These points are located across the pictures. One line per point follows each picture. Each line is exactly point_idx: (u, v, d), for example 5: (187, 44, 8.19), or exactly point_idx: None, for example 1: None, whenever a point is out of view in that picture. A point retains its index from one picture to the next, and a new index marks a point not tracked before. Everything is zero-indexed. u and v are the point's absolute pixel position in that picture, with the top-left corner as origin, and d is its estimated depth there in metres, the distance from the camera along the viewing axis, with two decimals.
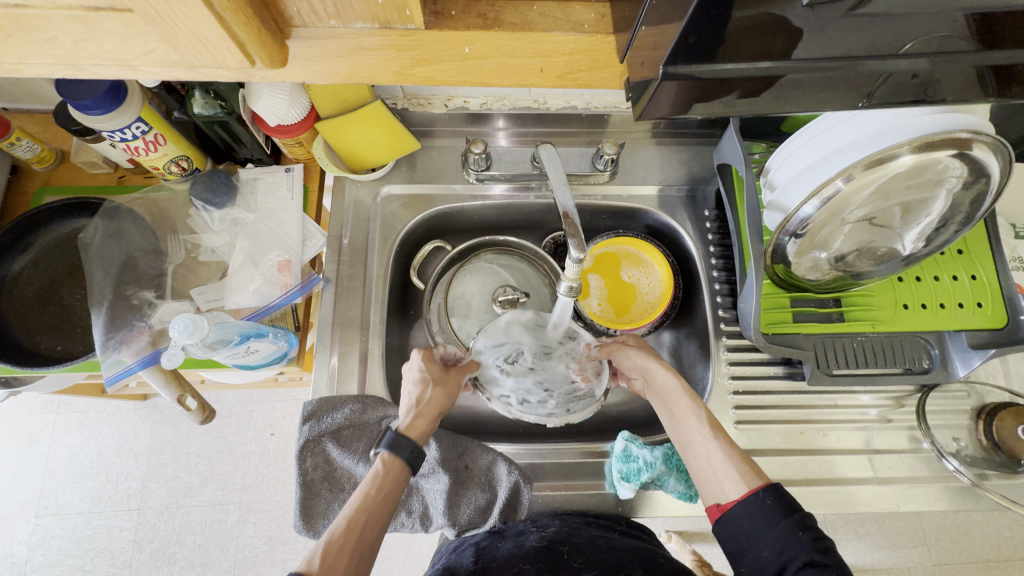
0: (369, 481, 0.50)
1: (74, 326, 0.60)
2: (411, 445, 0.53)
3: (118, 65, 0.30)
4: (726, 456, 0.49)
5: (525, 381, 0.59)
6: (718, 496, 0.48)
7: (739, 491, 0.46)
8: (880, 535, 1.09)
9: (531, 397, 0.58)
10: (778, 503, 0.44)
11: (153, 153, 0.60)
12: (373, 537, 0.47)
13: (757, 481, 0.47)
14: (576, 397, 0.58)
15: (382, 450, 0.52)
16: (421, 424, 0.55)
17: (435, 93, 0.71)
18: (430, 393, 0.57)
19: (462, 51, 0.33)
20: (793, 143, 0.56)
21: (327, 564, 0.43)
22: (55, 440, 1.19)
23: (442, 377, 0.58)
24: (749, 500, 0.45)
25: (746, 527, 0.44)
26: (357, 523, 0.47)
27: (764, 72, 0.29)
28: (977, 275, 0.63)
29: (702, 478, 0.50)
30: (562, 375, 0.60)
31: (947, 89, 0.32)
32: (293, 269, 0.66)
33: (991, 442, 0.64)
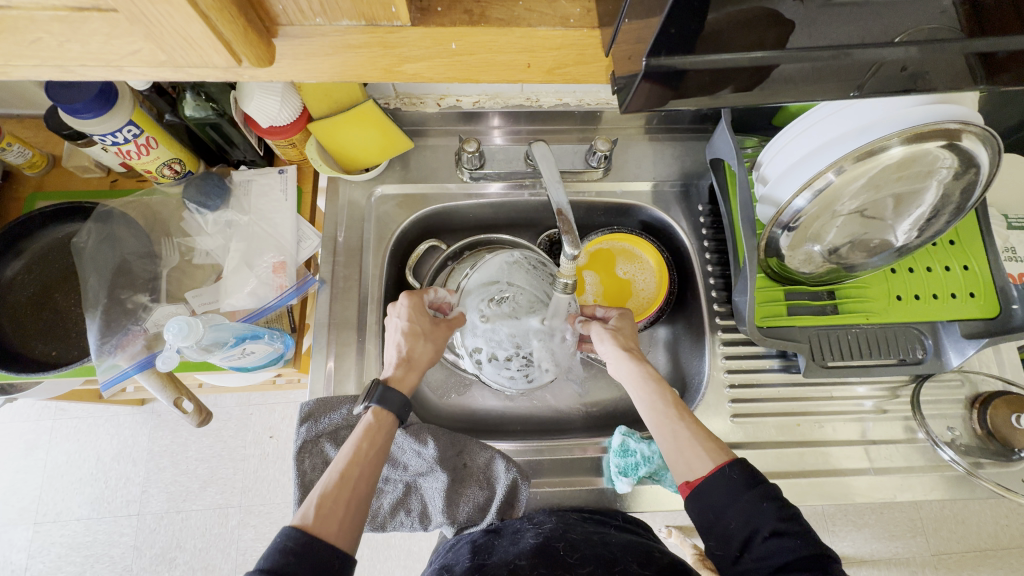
0: (360, 435, 0.51)
1: (69, 331, 0.60)
2: (401, 398, 0.55)
3: (105, 65, 0.30)
4: (693, 436, 0.50)
5: (498, 333, 0.58)
6: (687, 474, 0.48)
7: (707, 467, 0.48)
8: (879, 526, 1.09)
9: (499, 353, 0.59)
10: (742, 474, 0.46)
11: (145, 157, 0.60)
12: (367, 488, 0.48)
13: (723, 458, 0.48)
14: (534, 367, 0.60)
15: (374, 405, 0.53)
16: (413, 378, 0.57)
17: (427, 92, 0.71)
18: (419, 347, 0.58)
19: (450, 48, 0.33)
20: (785, 135, 0.56)
21: (322, 515, 0.44)
22: (53, 447, 1.19)
23: (431, 331, 0.59)
24: (715, 474, 0.46)
25: (714, 500, 0.45)
26: (351, 475, 0.48)
27: (755, 63, 0.29)
28: (969, 265, 0.64)
29: (671, 457, 0.50)
30: (538, 334, 0.59)
31: (935, 79, 0.32)
32: (288, 270, 0.66)
33: (985, 431, 0.64)
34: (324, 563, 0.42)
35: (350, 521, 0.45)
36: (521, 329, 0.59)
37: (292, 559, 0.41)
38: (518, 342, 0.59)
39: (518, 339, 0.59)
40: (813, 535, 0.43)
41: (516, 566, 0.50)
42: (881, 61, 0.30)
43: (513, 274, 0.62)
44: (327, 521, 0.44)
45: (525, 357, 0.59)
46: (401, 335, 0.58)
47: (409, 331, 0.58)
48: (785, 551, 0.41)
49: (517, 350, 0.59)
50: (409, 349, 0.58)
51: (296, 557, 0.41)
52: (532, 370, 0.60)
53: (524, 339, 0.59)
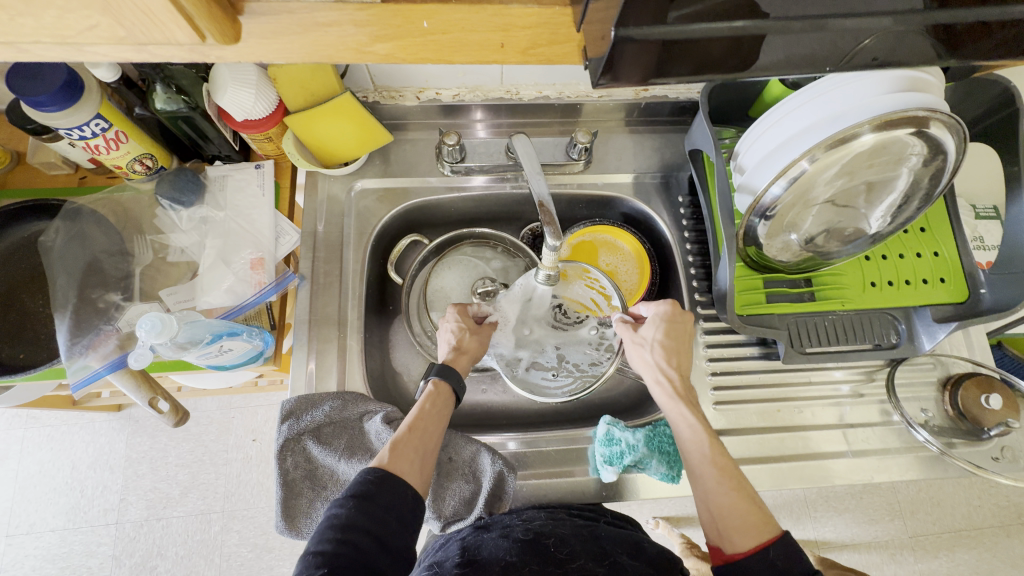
0: (423, 397, 0.55)
1: (37, 333, 0.58)
2: (458, 375, 0.57)
3: (61, 43, 0.29)
4: (733, 505, 0.48)
5: (542, 343, 0.62)
6: (723, 544, 0.47)
7: (748, 544, 0.46)
8: (859, 511, 1.12)
9: (540, 360, 0.62)
10: (788, 563, 0.44)
11: (115, 152, 0.58)
12: (434, 441, 0.52)
13: (769, 535, 0.46)
14: (564, 370, 0.61)
15: (433, 372, 0.56)
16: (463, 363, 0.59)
17: (406, 85, 0.70)
18: (468, 338, 0.61)
19: (421, 26, 0.33)
20: (760, 126, 0.57)
21: (396, 456, 0.49)
22: (24, 457, 1.15)
23: (477, 327, 0.62)
24: (759, 557, 0.44)
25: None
26: (420, 426, 0.52)
27: (738, 33, 0.29)
28: (939, 251, 0.66)
29: (709, 522, 0.49)
30: (581, 345, 0.62)
31: (904, 58, 0.32)
32: (267, 266, 0.65)
33: (957, 411, 0.66)
34: (402, 495, 0.46)
35: (420, 464, 0.50)
36: (565, 343, 0.62)
37: (374, 487, 0.45)
38: (560, 353, 0.62)
39: (560, 350, 0.62)
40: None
41: (507, 563, 0.49)
42: (853, 38, 0.30)
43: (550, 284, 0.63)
44: (401, 459, 0.49)
45: (566, 366, 0.61)
46: (451, 328, 0.61)
47: (458, 325, 0.61)
48: None
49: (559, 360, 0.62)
50: (459, 340, 0.61)
51: (376, 485, 0.45)
52: (575, 379, 0.61)
53: (567, 349, 0.62)
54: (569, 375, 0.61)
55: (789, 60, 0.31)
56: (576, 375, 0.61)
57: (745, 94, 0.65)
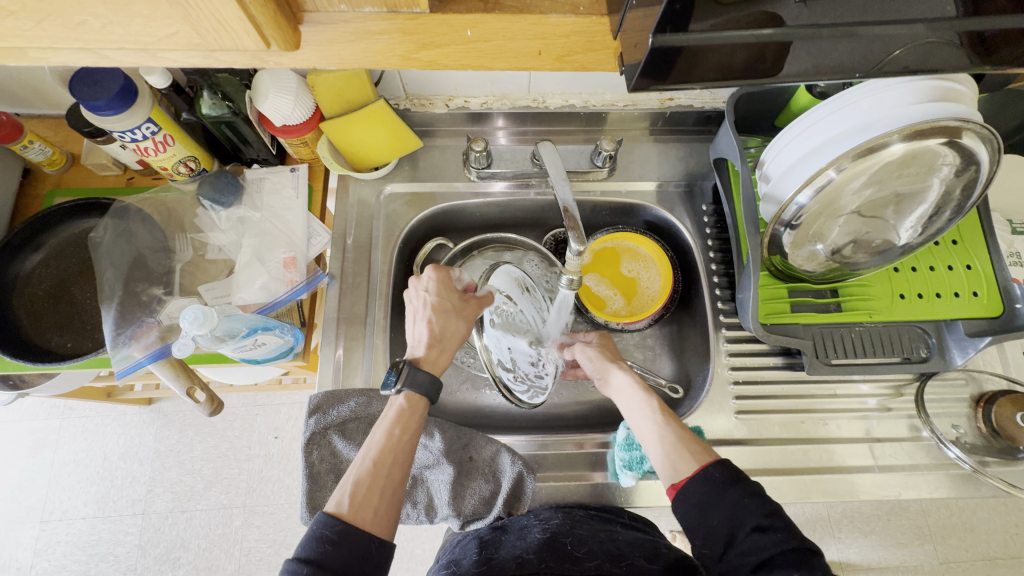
0: (393, 420, 0.53)
1: (84, 323, 0.61)
2: (428, 378, 0.56)
3: (140, 49, 0.31)
4: (677, 438, 0.51)
5: (501, 341, 0.58)
6: (673, 477, 0.49)
7: (690, 467, 0.48)
8: (885, 534, 1.09)
9: (502, 358, 0.57)
10: (725, 472, 0.46)
11: (162, 154, 0.61)
12: (400, 475, 0.51)
13: (706, 459, 0.49)
14: (520, 377, 0.58)
15: (405, 390, 0.54)
16: (445, 358, 0.59)
17: (436, 93, 0.72)
18: (451, 324, 0.59)
19: (464, 34, 0.35)
20: (786, 135, 0.57)
21: (356, 503, 0.47)
22: (60, 445, 1.20)
23: (461, 308, 0.60)
24: (699, 474, 0.46)
25: (698, 500, 0.46)
26: (384, 463, 0.50)
27: (765, 40, 0.29)
28: (972, 265, 0.65)
29: (659, 464, 0.51)
30: (527, 354, 0.61)
31: (944, 65, 0.32)
32: (299, 265, 0.67)
33: (990, 429, 0.64)
34: (365, 551, 0.44)
35: (385, 508, 0.48)
36: (516, 346, 0.60)
37: (330, 547, 0.43)
38: (514, 356, 0.59)
39: (513, 353, 0.59)
40: (798, 532, 0.42)
41: (523, 560, 0.50)
42: (889, 44, 0.30)
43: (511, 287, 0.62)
44: (363, 509, 0.47)
45: (520, 371, 0.59)
46: (431, 313, 0.58)
47: (439, 307, 0.59)
48: (769, 545, 0.41)
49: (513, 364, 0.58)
50: (441, 328, 0.58)
51: (333, 546, 0.43)
52: (528, 386, 0.59)
53: (518, 356, 0.60)
54: (523, 382, 0.58)
55: (820, 65, 0.31)
56: (528, 383, 0.59)
57: (772, 103, 0.66)
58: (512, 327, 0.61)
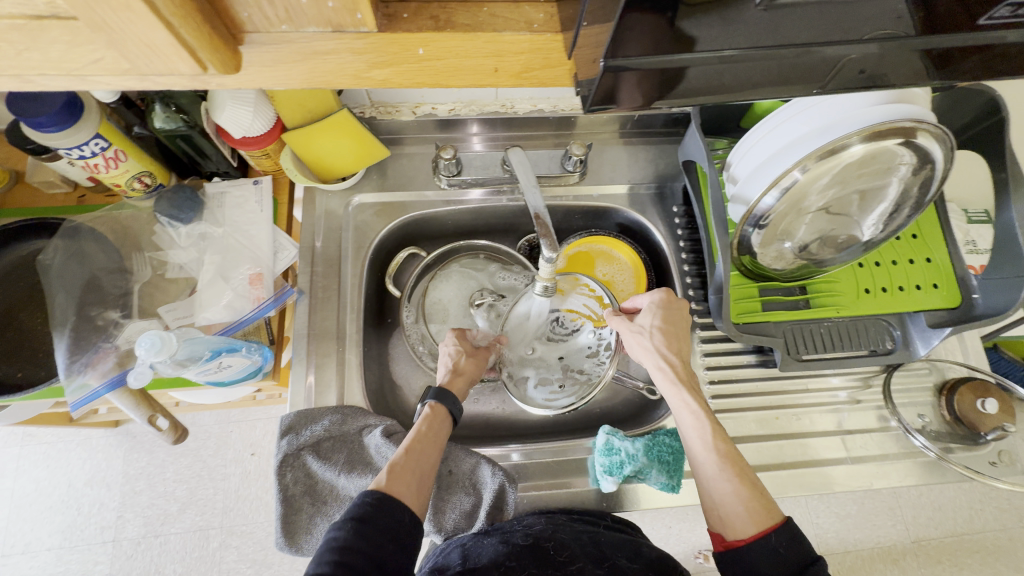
0: (422, 419, 0.54)
1: (34, 352, 0.58)
2: (454, 398, 0.57)
3: (67, 75, 0.29)
4: (735, 492, 0.48)
5: (546, 357, 0.66)
6: (725, 531, 0.48)
7: (748, 530, 0.46)
8: (860, 516, 1.12)
9: (546, 376, 0.65)
10: (793, 552, 0.44)
11: (114, 170, 0.58)
12: (431, 462, 0.50)
13: (770, 522, 0.46)
14: (571, 378, 0.65)
15: (433, 398, 0.55)
16: (461, 387, 0.60)
17: (402, 100, 0.71)
18: (466, 362, 0.62)
19: (417, 53, 0.34)
20: (752, 136, 0.58)
21: (394, 476, 0.47)
22: (20, 474, 1.14)
23: (474, 351, 0.64)
24: (760, 543, 0.44)
25: (755, 569, 0.44)
26: (416, 447, 0.50)
27: (723, 60, 0.29)
28: (931, 257, 0.67)
29: (710, 509, 0.50)
30: (583, 350, 0.66)
31: (897, 77, 0.33)
32: (265, 281, 0.65)
33: (953, 417, 0.67)
34: (399, 518, 0.44)
35: (418, 485, 0.48)
36: (568, 351, 0.66)
37: (372, 509, 0.43)
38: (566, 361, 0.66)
39: (565, 360, 0.66)
40: None
41: (507, 568, 0.49)
42: (842, 58, 0.30)
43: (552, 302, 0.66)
44: (399, 480, 0.47)
45: (572, 376, 0.65)
46: (450, 352, 0.62)
47: (456, 349, 0.62)
48: None
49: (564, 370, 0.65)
50: (457, 364, 0.62)
51: (375, 508, 0.43)
52: (579, 387, 0.64)
53: (571, 358, 0.66)
54: (574, 385, 0.64)
55: (777, 79, 0.31)
56: (580, 384, 0.64)
57: (736, 106, 0.67)
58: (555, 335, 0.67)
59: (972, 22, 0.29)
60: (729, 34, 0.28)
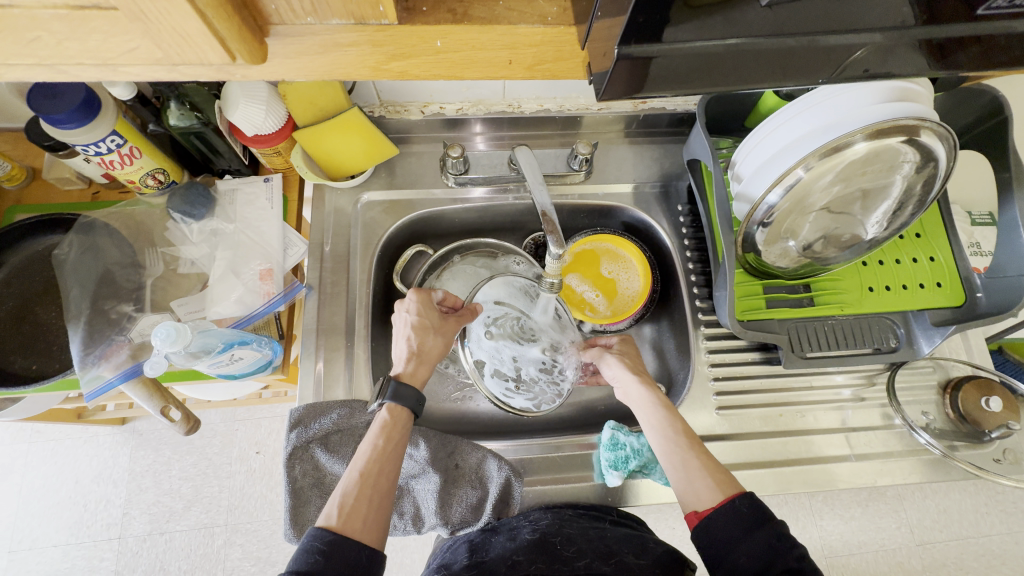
0: (377, 432, 0.53)
1: (50, 344, 0.59)
2: (416, 395, 0.56)
3: (100, 64, 0.31)
4: (702, 466, 0.50)
5: (502, 351, 0.59)
6: (694, 503, 0.48)
7: (716, 498, 0.47)
8: (864, 519, 1.12)
9: (503, 368, 0.58)
10: (755, 510, 0.45)
11: (129, 167, 0.59)
12: (389, 484, 0.50)
13: (733, 491, 0.48)
14: (525, 385, 0.59)
15: (388, 402, 0.55)
16: (424, 371, 0.59)
17: (411, 100, 0.72)
18: (430, 342, 0.60)
19: (435, 45, 0.35)
20: (757, 135, 0.58)
21: (345, 514, 0.46)
22: (28, 471, 1.15)
23: (441, 326, 0.61)
24: (726, 506, 0.45)
25: (724, 535, 0.44)
26: (370, 473, 0.50)
27: (731, 49, 0.30)
28: (935, 256, 0.68)
29: (680, 487, 0.50)
30: (539, 360, 0.60)
31: (902, 69, 0.33)
32: (276, 277, 0.66)
33: (957, 414, 0.67)
34: (354, 562, 0.43)
35: (374, 516, 0.47)
36: (524, 353, 0.60)
37: (321, 558, 0.42)
38: (520, 364, 0.59)
39: (520, 361, 0.59)
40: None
41: (514, 562, 0.50)
42: (850, 49, 0.31)
43: (518, 298, 0.62)
44: (353, 518, 0.46)
45: (526, 382, 0.59)
46: (411, 330, 0.60)
47: (419, 326, 0.60)
48: None
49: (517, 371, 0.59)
50: (420, 344, 0.60)
51: (325, 556, 0.42)
52: (536, 393, 0.60)
53: (525, 360, 0.59)
54: (528, 393, 0.59)
55: (787, 72, 0.32)
56: (534, 392, 0.59)
57: (740, 106, 0.67)
58: (518, 333, 0.60)
59: (970, 11, 0.30)
60: (738, 25, 0.29)
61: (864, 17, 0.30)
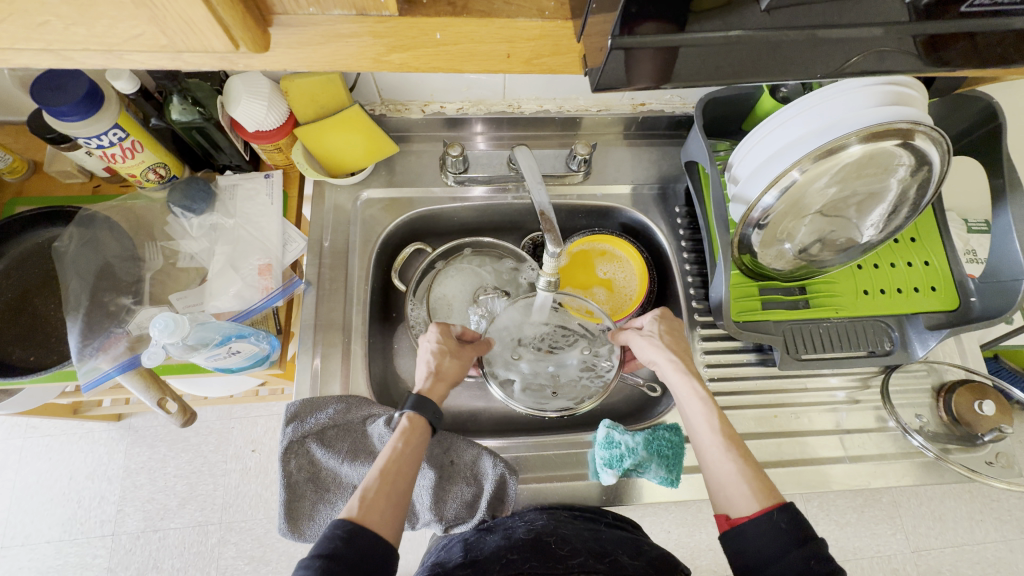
0: (397, 435, 0.53)
1: (48, 336, 0.59)
2: (434, 407, 0.56)
3: (105, 50, 0.31)
4: (739, 471, 0.50)
5: (535, 364, 0.64)
6: (728, 509, 0.49)
7: (752, 507, 0.47)
8: (860, 524, 1.12)
9: (537, 381, 0.63)
10: (794, 526, 0.44)
11: (130, 161, 0.60)
12: (407, 484, 0.50)
13: (771, 501, 0.47)
14: (566, 388, 0.63)
15: (409, 408, 0.55)
16: (441, 388, 0.59)
17: (412, 99, 0.73)
18: (447, 363, 0.60)
19: (435, 38, 0.35)
20: (753, 137, 0.59)
21: (366, 506, 0.46)
22: (22, 467, 1.15)
23: (457, 350, 0.62)
24: (763, 519, 0.45)
25: (758, 547, 0.44)
26: (390, 471, 0.50)
27: (726, 42, 0.30)
28: (929, 260, 0.68)
29: (714, 490, 0.51)
30: (574, 364, 0.65)
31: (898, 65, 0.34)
32: (274, 272, 0.65)
33: (951, 418, 0.67)
34: (371, 549, 0.43)
35: (392, 511, 0.47)
36: (558, 362, 0.65)
37: (342, 543, 0.42)
38: (556, 372, 0.64)
39: (556, 370, 0.64)
40: None
41: (508, 560, 0.50)
42: (846, 45, 0.32)
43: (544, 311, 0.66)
44: (372, 511, 0.46)
45: (565, 387, 0.63)
46: (429, 352, 0.60)
47: (437, 348, 0.60)
48: None
49: (555, 380, 0.64)
50: (437, 365, 0.60)
51: (345, 542, 0.42)
52: (576, 395, 0.63)
53: (561, 368, 0.64)
54: (568, 395, 0.62)
55: (784, 67, 0.33)
56: (576, 394, 0.63)
57: (739, 108, 0.68)
58: (549, 345, 0.65)
59: (956, 8, 0.30)
60: (731, 19, 0.30)
61: (862, 13, 0.31)
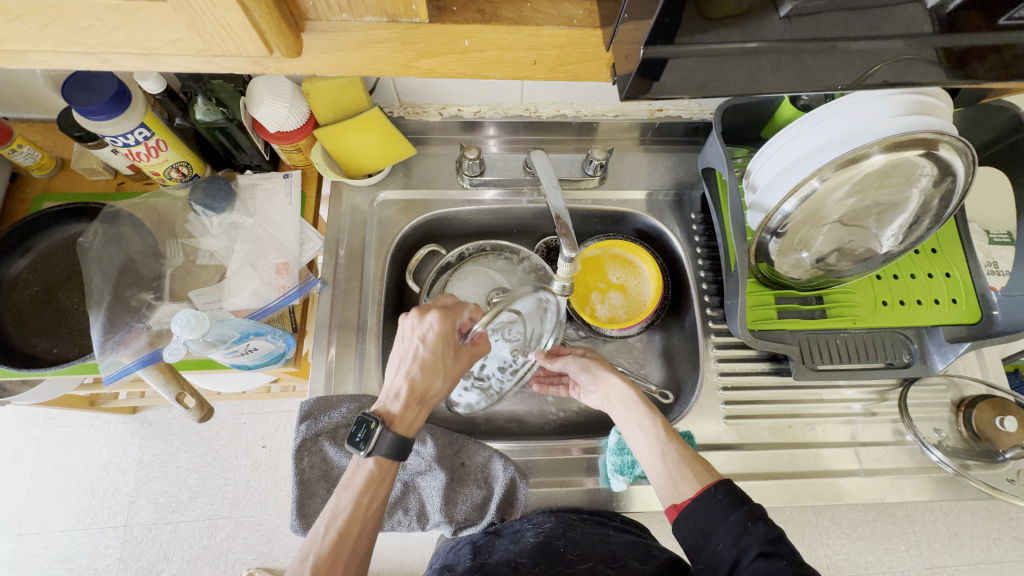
0: (361, 489, 0.49)
1: (71, 329, 0.61)
2: (402, 442, 0.52)
3: (141, 53, 0.32)
4: (679, 458, 0.51)
5: None
6: (674, 497, 0.49)
7: (693, 488, 0.48)
8: (873, 539, 1.10)
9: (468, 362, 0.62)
10: (730, 497, 0.46)
11: (155, 159, 0.61)
12: (366, 543, 0.48)
13: (710, 480, 0.48)
14: (478, 385, 0.62)
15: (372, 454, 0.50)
16: (416, 419, 0.54)
17: (430, 102, 0.73)
18: (435, 385, 0.55)
19: (463, 44, 0.36)
20: (774, 144, 0.58)
21: None
22: (40, 456, 1.17)
23: (451, 367, 0.56)
24: (702, 496, 0.46)
25: (701, 523, 0.46)
26: (349, 535, 0.47)
27: (751, 53, 0.30)
28: (951, 272, 0.67)
29: (660, 483, 0.50)
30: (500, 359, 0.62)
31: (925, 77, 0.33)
32: (291, 271, 0.66)
33: (971, 433, 0.66)
34: None
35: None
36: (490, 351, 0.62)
37: None
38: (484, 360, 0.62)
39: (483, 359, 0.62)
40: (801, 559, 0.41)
41: (518, 564, 0.50)
42: (873, 55, 0.31)
43: None
44: None
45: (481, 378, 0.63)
46: (419, 368, 0.54)
47: (429, 366, 0.54)
48: (771, 571, 0.40)
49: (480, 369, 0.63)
50: (423, 384, 0.54)
51: None
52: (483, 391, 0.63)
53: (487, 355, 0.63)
54: (478, 390, 0.63)
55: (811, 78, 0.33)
56: (484, 390, 0.63)
57: (758, 116, 0.68)
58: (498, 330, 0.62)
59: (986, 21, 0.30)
60: (757, 31, 0.30)
61: (888, 25, 0.30)
